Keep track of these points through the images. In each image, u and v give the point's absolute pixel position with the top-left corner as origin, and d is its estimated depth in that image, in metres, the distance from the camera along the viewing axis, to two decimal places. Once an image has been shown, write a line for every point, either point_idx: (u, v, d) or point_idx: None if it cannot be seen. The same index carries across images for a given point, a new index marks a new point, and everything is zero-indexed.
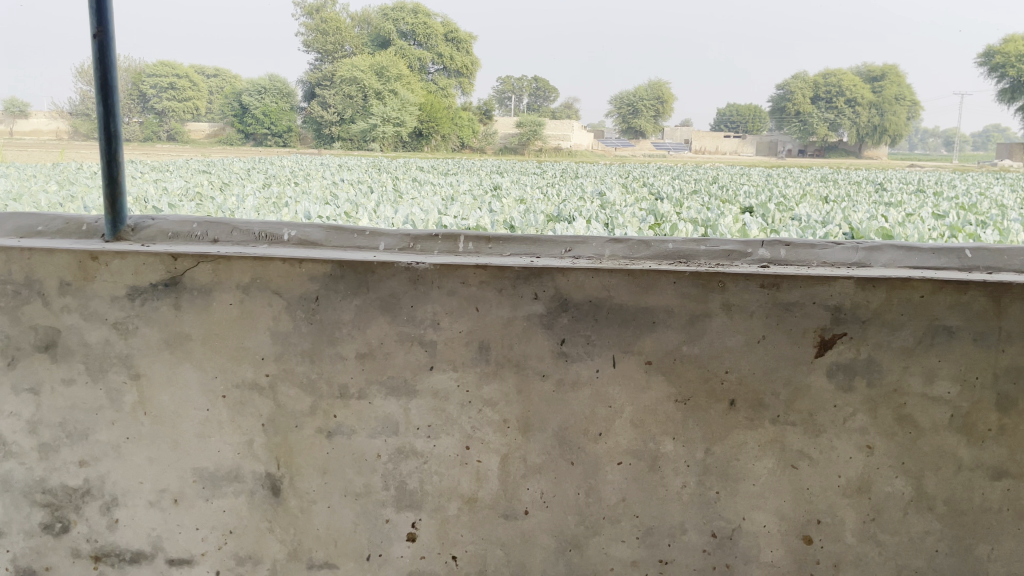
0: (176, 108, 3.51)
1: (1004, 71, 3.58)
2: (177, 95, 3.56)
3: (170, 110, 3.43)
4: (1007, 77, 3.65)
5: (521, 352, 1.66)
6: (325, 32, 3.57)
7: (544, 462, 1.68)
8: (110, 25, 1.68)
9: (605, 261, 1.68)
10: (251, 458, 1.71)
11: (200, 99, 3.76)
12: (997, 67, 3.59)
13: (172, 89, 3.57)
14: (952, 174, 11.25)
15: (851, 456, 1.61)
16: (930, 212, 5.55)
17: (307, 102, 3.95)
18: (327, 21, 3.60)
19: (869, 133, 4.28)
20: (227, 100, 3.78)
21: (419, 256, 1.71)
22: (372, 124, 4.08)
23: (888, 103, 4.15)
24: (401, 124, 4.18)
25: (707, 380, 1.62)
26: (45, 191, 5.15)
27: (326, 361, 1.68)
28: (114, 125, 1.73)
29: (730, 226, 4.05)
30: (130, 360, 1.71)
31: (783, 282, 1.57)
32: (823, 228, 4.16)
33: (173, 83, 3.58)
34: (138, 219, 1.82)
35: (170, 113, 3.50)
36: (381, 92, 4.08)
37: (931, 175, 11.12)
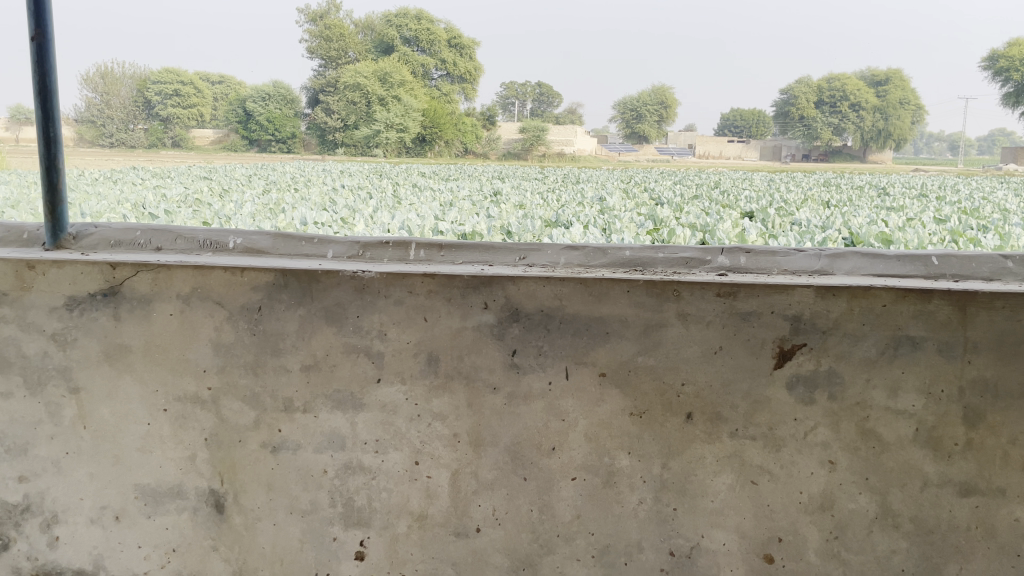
0: (179, 115, 4.61)
1: (1008, 75, 3.55)
2: (179, 101, 4.61)
3: (172, 118, 4.66)
4: (1012, 81, 3.60)
5: (471, 364, 1.60)
6: (327, 37, 4.06)
7: (496, 477, 1.62)
8: (50, 27, 1.62)
9: (558, 269, 1.62)
10: (194, 474, 1.66)
11: (207, 107, 4.64)
12: (1001, 71, 3.57)
13: (177, 96, 4.61)
14: (961, 180, 11.27)
15: (813, 471, 1.54)
16: (932, 216, 5.50)
17: (309, 108, 4.68)
18: (331, 28, 4.14)
19: (874, 138, 4.58)
20: (231, 106, 4.60)
21: (367, 264, 1.65)
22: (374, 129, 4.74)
23: (891, 109, 4.46)
24: (402, 129, 4.80)
25: (663, 393, 1.56)
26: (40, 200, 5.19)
27: (270, 373, 1.62)
28: (53, 130, 1.66)
29: (728, 232, 3.99)
30: (68, 373, 1.64)
31: (739, 291, 1.51)
32: (822, 233, 4.10)
33: (179, 91, 4.62)
34: (80, 227, 1.76)
35: (173, 120, 4.67)
36: (383, 97, 4.65)
37: (935, 180, 11.17)
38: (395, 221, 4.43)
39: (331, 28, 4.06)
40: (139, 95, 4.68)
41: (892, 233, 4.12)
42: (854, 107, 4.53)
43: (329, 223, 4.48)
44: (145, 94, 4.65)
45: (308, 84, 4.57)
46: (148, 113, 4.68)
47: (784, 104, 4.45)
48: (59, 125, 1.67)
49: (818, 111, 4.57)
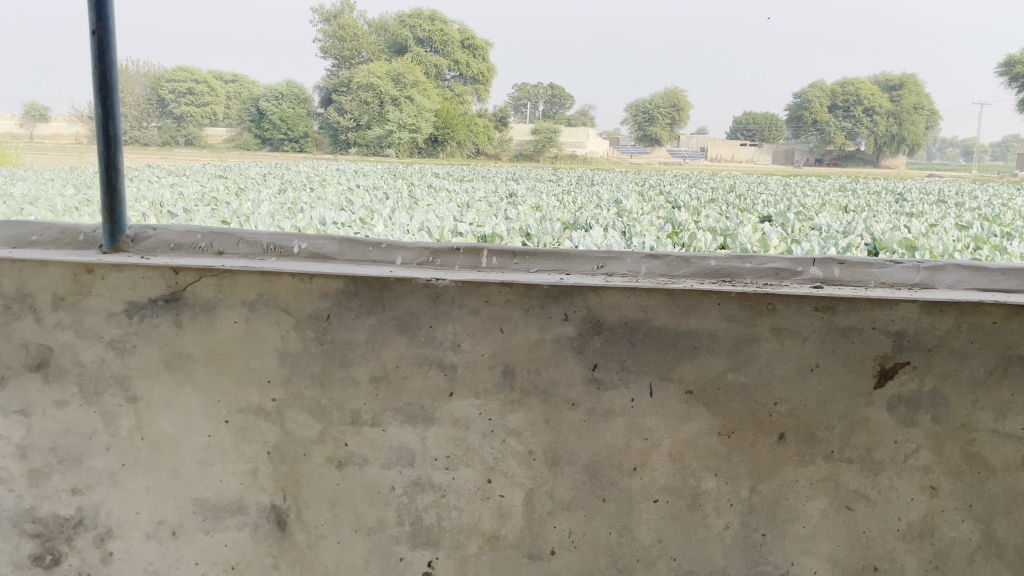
0: (194, 112, 4.64)
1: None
2: (194, 99, 4.65)
3: (187, 115, 4.60)
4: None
5: (550, 378, 1.52)
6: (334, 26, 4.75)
7: (573, 498, 1.54)
8: (111, 21, 1.55)
9: (641, 279, 1.54)
10: (255, 489, 1.58)
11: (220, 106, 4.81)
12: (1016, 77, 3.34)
13: (191, 94, 4.64)
14: (974, 186, 11.27)
15: (913, 497, 1.46)
16: (957, 222, 5.43)
17: (325, 108, 6.22)
18: (341, 25, 4.98)
19: (887, 142, 4.74)
20: (245, 103, 5.02)
21: (439, 272, 1.57)
22: (387, 126, 6.43)
23: (904, 113, 4.65)
24: (413, 127, 6.64)
25: (754, 412, 1.48)
26: (62, 198, 5.13)
27: (338, 384, 1.55)
28: (113, 128, 1.59)
29: (752, 235, 3.93)
30: (127, 381, 1.57)
31: (839, 305, 1.43)
32: (847, 238, 4.05)
33: (192, 89, 4.64)
34: (138, 229, 1.69)
35: (188, 118, 4.65)
36: (396, 95, 6.30)
37: (947, 185, 11.19)
38: (418, 221, 4.36)
39: (348, 33, 5.24)
40: (152, 94, 4.26)
41: (923, 238, 4.06)
42: (867, 111, 4.61)
43: (350, 223, 4.42)
44: (160, 92, 4.29)
45: (323, 86, 6.02)
46: (161, 113, 4.36)
47: (796, 109, 4.38)
48: (119, 123, 1.60)
49: (831, 116, 4.63)
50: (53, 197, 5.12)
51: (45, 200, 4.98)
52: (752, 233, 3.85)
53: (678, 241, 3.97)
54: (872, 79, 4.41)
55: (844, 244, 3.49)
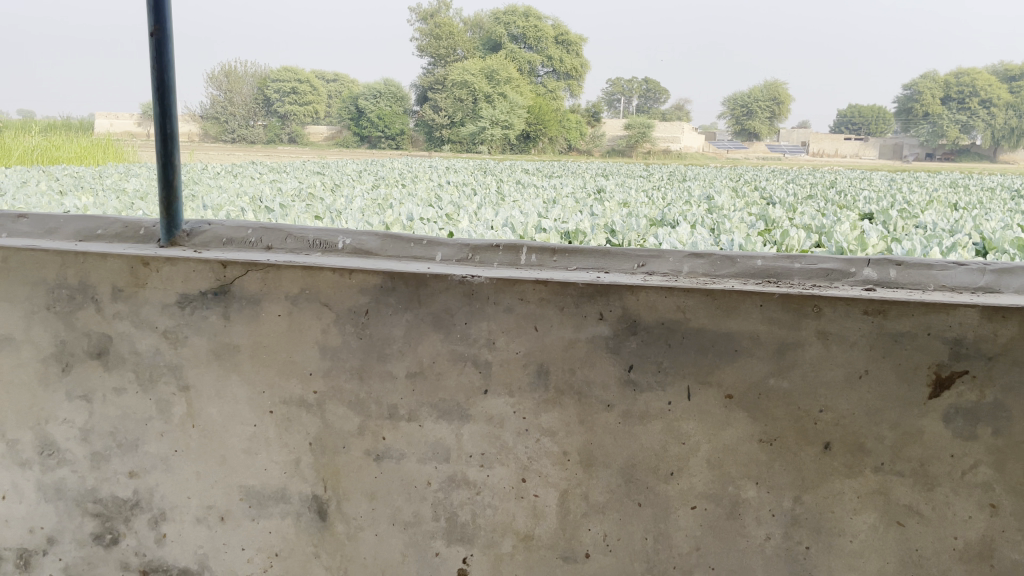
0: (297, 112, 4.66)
1: None
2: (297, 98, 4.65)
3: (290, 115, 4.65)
4: None
5: (585, 378, 1.49)
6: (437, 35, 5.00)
7: (608, 501, 1.51)
8: (168, 22, 1.61)
9: (681, 279, 1.49)
10: (298, 479, 1.62)
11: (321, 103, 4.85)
12: None
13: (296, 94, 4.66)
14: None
15: (970, 516, 1.36)
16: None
17: (420, 107, 6.12)
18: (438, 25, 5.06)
19: (1008, 136, 4.31)
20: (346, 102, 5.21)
21: (477, 269, 1.57)
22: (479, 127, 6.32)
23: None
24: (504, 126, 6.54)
25: (797, 420, 1.41)
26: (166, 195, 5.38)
27: (376, 378, 1.57)
28: (171, 127, 1.65)
29: (848, 233, 3.72)
30: (179, 371, 1.64)
31: (891, 308, 1.35)
32: (951, 238, 3.79)
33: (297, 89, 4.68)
34: (194, 224, 1.76)
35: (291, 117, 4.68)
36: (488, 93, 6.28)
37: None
38: (501, 218, 4.35)
39: (444, 32, 5.23)
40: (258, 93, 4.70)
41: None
42: (984, 104, 4.14)
43: (435, 220, 4.47)
44: (265, 91, 4.73)
45: (420, 83, 5.98)
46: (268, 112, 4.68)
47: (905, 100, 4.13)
48: (176, 121, 1.66)
49: (943, 108, 4.26)
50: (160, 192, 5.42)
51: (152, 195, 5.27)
52: (848, 231, 3.65)
53: (768, 238, 3.82)
54: (989, 69, 3.95)
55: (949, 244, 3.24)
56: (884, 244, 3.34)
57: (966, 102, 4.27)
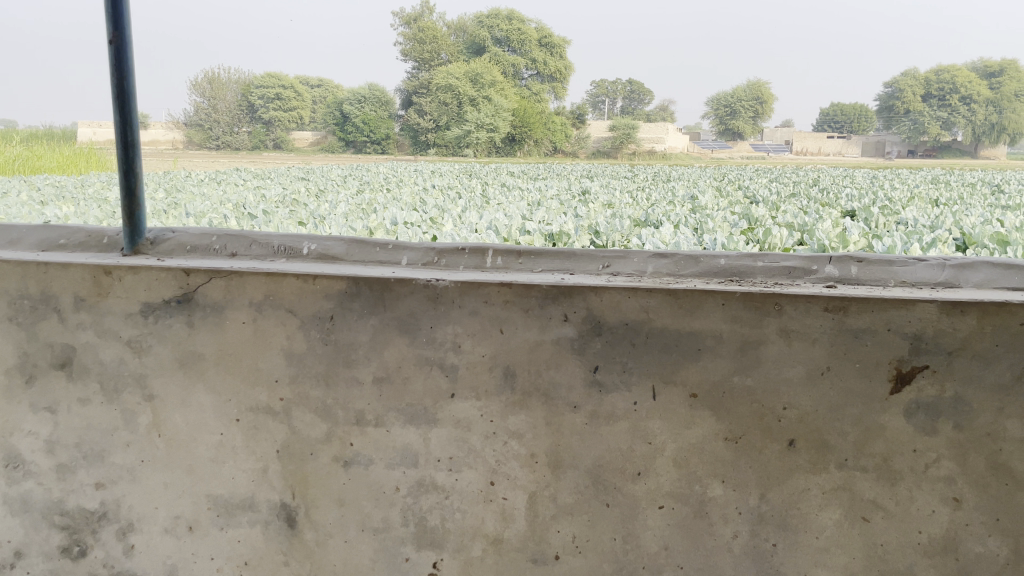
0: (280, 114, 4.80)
1: None
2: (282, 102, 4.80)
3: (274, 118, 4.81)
4: None
5: (551, 380, 1.49)
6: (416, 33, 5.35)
7: (576, 502, 1.51)
8: (127, 30, 1.59)
9: (646, 279, 1.50)
10: (266, 487, 1.61)
11: (306, 110, 5.17)
12: None
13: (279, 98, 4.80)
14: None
15: (934, 510, 1.37)
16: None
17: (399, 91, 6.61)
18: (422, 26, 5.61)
19: (987, 132, 4.56)
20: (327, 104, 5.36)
21: (442, 272, 1.57)
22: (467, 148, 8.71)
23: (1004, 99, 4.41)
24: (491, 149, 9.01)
25: (762, 418, 1.41)
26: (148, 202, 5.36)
27: (342, 384, 1.56)
28: (131, 134, 1.64)
29: (830, 231, 3.74)
30: (144, 381, 1.63)
31: (851, 305, 1.35)
32: (929, 233, 3.83)
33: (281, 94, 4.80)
34: (158, 232, 1.74)
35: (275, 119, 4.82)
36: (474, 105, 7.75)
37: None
38: (483, 220, 4.36)
39: (429, 38, 5.96)
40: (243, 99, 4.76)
41: (1011, 233, 3.80)
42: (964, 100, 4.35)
43: (418, 223, 4.48)
44: (249, 98, 4.80)
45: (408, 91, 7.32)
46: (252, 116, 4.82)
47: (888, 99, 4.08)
48: (137, 129, 1.65)
49: (924, 105, 4.33)
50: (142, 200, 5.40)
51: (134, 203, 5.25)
52: (829, 229, 3.67)
53: (751, 237, 3.83)
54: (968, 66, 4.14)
55: (928, 241, 3.27)
56: (866, 241, 3.37)
57: (944, 100, 4.40)
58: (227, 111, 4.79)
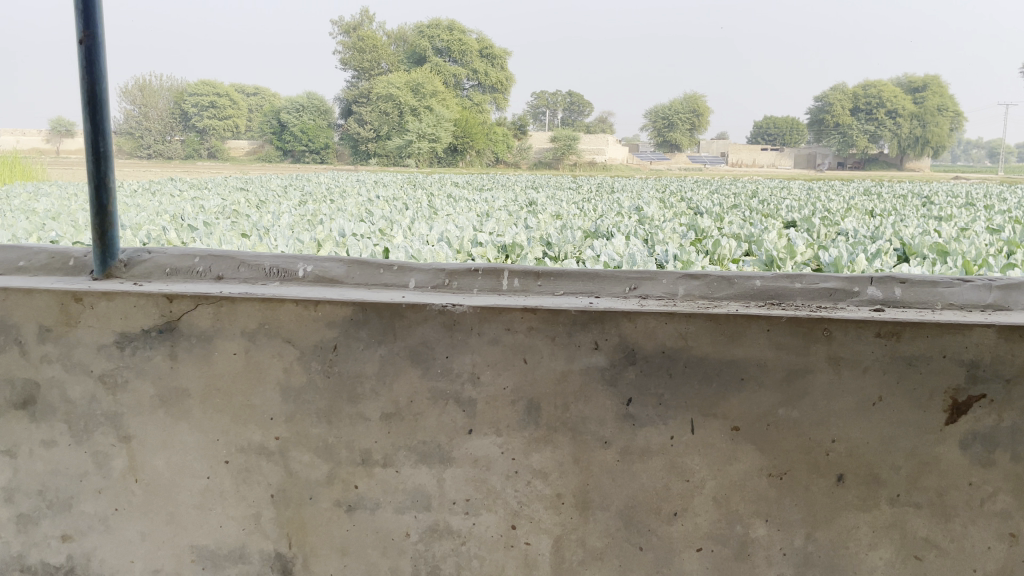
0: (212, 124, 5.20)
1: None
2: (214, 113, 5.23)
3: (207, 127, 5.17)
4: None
5: (579, 414, 1.37)
6: (361, 46, 5.99)
7: (606, 546, 1.39)
8: (99, 28, 1.43)
9: (679, 303, 1.39)
10: (258, 536, 1.45)
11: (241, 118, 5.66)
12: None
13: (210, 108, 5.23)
14: (999, 196, 11.25)
15: (990, 546, 1.30)
16: (988, 226, 5.31)
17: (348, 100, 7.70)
18: (365, 40, 6.29)
19: (912, 144, 5.50)
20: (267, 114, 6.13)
21: (456, 296, 1.44)
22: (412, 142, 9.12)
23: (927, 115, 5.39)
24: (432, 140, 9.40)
25: (809, 452, 1.32)
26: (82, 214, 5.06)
27: (346, 422, 1.41)
28: (104, 144, 1.47)
29: (779, 241, 3.74)
30: (119, 420, 1.45)
31: (904, 330, 1.27)
32: (875, 244, 3.89)
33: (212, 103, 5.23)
34: (132, 252, 1.57)
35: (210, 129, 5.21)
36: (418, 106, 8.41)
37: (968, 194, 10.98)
38: (437, 232, 4.25)
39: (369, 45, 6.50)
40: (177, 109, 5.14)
41: (951, 243, 3.89)
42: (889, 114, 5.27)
43: (369, 234, 4.34)
44: (182, 107, 5.16)
45: (345, 98, 7.82)
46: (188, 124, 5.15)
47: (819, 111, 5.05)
48: (109, 139, 1.49)
49: (854, 119, 5.32)
50: (73, 211, 5.16)
51: (67, 214, 4.99)
52: (777, 238, 3.67)
53: (701, 248, 3.80)
54: (892, 82, 5.10)
55: (874, 249, 3.26)
56: (812, 252, 3.31)
57: (873, 114, 5.32)
58: (162, 119, 5.09)
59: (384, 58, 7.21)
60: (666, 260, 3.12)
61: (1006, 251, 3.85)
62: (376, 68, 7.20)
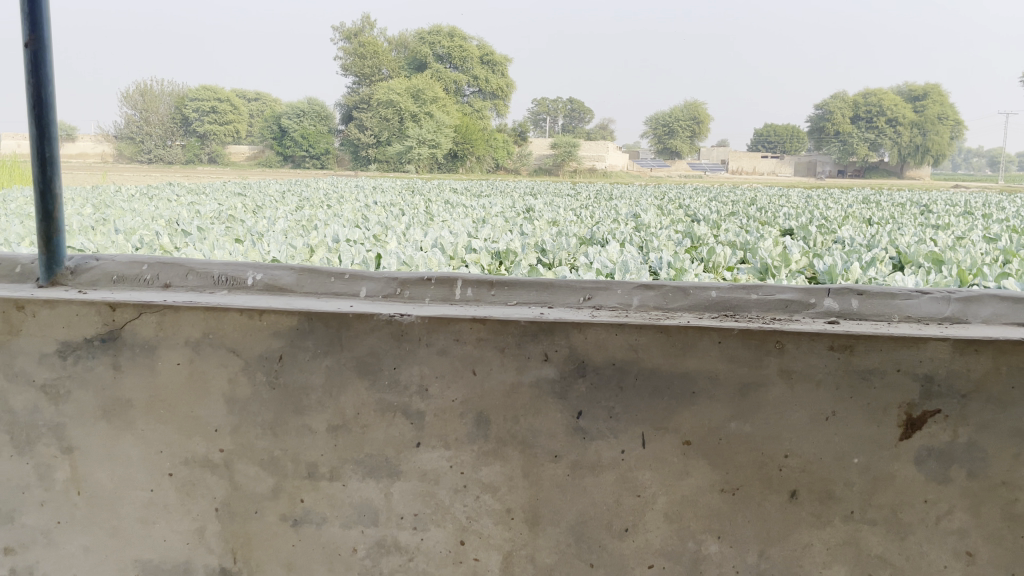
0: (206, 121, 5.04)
1: None
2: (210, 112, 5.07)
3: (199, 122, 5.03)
4: None
5: (529, 427, 1.34)
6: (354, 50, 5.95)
7: (556, 562, 1.36)
8: (47, 31, 1.41)
9: (632, 314, 1.37)
10: (202, 550, 1.42)
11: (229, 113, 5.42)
12: None
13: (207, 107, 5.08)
14: (999, 205, 11.25)
15: (947, 565, 1.27)
16: (984, 235, 5.28)
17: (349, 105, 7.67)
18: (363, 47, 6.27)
19: (912, 153, 5.47)
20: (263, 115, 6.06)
21: (406, 306, 1.41)
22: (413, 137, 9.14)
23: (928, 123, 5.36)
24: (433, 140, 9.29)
25: (762, 467, 1.29)
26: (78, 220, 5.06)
27: (292, 434, 1.38)
28: (50, 149, 1.44)
29: (772, 249, 3.71)
30: (61, 431, 1.42)
31: (858, 343, 1.24)
32: (868, 252, 3.87)
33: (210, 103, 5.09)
34: (80, 260, 1.55)
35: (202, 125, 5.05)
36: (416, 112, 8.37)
37: (967, 203, 10.97)
38: (430, 237, 4.23)
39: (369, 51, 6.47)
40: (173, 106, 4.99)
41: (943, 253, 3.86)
42: (890, 122, 5.28)
43: (362, 240, 4.32)
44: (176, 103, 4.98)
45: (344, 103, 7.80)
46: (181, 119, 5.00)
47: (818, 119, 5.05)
48: (56, 144, 1.45)
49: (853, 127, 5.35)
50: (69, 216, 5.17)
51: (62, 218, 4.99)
52: (770, 246, 3.65)
53: (696, 256, 3.76)
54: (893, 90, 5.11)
55: (867, 257, 3.22)
56: (805, 260, 3.28)
57: (874, 122, 5.34)
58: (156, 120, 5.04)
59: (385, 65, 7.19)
60: (657, 267, 3.09)
61: (1000, 261, 3.81)
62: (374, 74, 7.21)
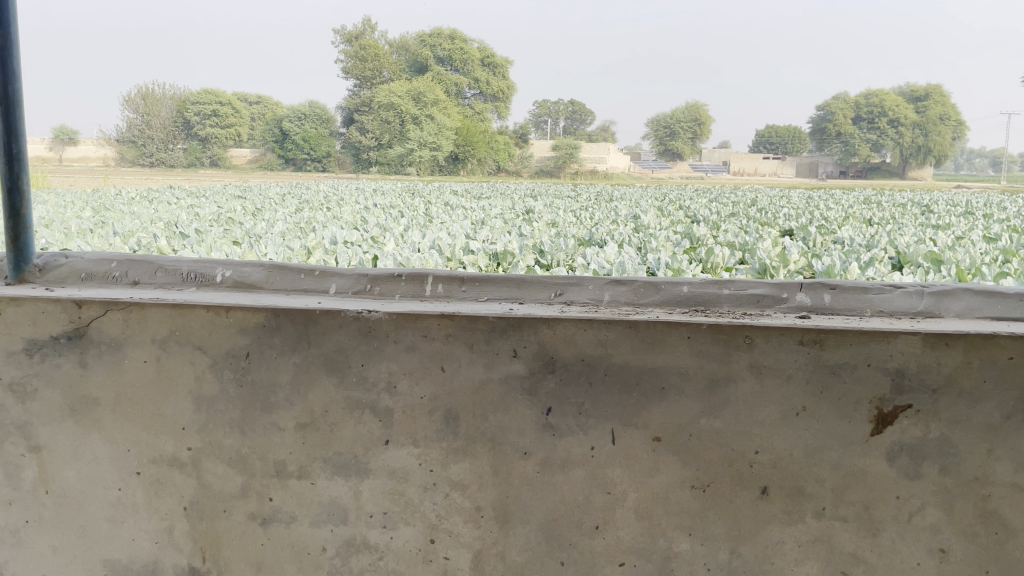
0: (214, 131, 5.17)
1: None
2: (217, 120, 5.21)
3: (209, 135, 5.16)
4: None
5: (498, 425, 1.33)
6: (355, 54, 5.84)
7: (527, 561, 1.35)
8: (13, 26, 1.39)
9: (602, 309, 1.35)
10: (171, 550, 1.41)
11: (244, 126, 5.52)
12: None
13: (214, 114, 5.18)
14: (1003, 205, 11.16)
15: (920, 562, 1.25)
16: (983, 235, 5.26)
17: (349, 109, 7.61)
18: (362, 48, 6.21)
19: (913, 153, 5.46)
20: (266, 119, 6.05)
21: (375, 302, 1.40)
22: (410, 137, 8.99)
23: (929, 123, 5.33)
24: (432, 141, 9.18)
25: (732, 463, 1.28)
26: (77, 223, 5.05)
27: (260, 432, 1.37)
28: (18, 146, 1.42)
29: (770, 248, 3.68)
30: (29, 430, 1.41)
31: (828, 338, 1.23)
32: (866, 251, 3.84)
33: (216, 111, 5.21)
34: (48, 257, 1.55)
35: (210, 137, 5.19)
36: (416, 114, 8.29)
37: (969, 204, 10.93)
38: (427, 238, 4.21)
39: (368, 53, 6.43)
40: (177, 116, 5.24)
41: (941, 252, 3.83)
42: (892, 123, 5.26)
43: (359, 241, 4.31)
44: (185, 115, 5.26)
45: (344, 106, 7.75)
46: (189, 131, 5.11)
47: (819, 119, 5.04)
48: (24, 140, 1.44)
49: (855, 127, 5.34)
50: (67, 219, 5.17)
51: (60, 222, 4.96)
52: (768, 245, 3.62)
53: (693, 256, 3.74)
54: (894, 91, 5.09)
55: (864, 257, 3.19)
56: (803, 260, 3.25)
57: (875, 122, 5.33)
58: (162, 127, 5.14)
59: (385, 67, 7.14)
60: (655, 268, 3.08)
61: (999, 261, 3.78)
62: (376, 77, 7.19)
